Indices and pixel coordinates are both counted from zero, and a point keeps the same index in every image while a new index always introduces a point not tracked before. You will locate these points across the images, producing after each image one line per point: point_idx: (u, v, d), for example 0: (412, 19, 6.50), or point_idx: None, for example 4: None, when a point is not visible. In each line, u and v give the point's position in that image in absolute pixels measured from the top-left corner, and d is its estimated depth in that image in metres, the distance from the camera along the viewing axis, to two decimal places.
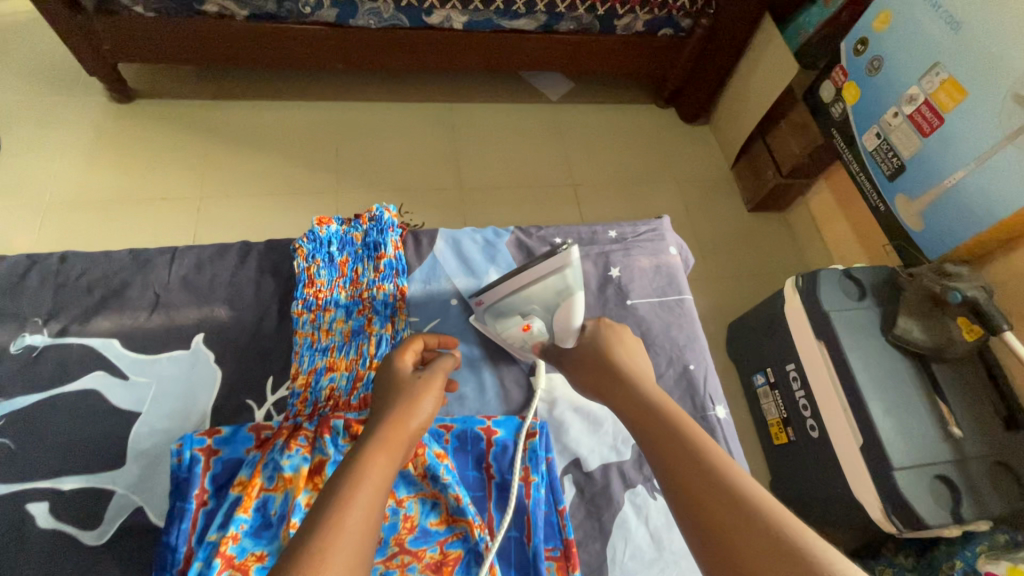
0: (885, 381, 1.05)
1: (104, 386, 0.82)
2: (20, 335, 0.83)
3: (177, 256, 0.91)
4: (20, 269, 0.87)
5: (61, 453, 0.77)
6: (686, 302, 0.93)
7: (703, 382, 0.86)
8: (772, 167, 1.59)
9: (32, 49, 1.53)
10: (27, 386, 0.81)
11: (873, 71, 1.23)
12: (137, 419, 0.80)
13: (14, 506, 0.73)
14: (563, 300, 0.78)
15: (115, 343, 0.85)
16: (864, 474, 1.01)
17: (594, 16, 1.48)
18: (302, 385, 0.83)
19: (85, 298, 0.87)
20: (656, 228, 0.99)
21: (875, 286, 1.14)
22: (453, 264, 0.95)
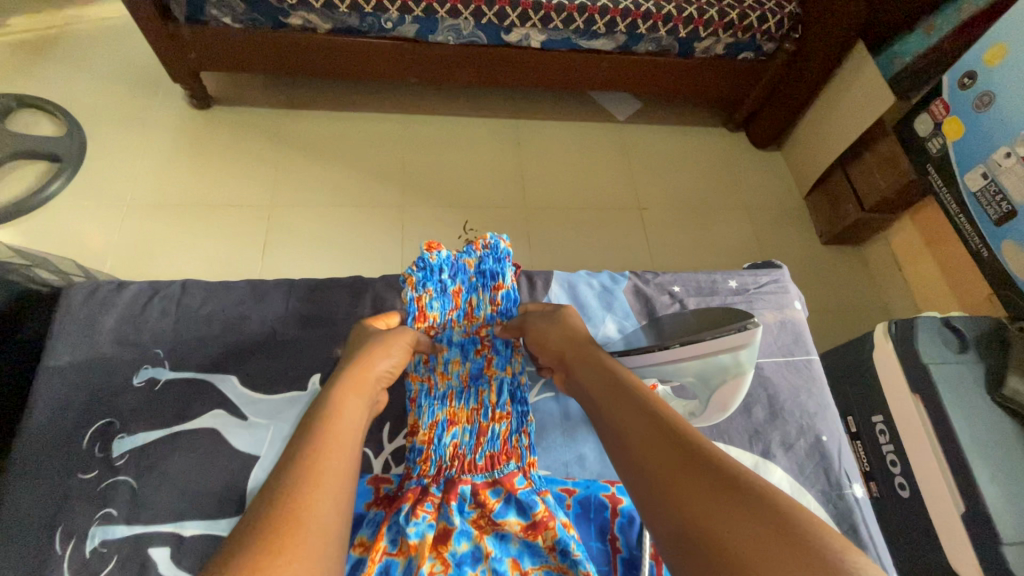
0: (992, 445, 0.97)
1: (223, 426, 0.80)
2: (142, 367, 0.83)
3: (293, 290, 0.92)
4: (144, 298, 0.88)
5: (182, 496, 0.75)
6: (813, 363, 0.88)
7: (838, 456, 0.80)
8: (853, 201, 1.51)
9: (120, 54, 1.58)
10: (150, 421, 0.79)
11: (981, 107, 1.15)
12: (254, 464, 0.78)
13: (137, 550, 0.71)
14: (728, 377, 0.71)
15: (233, 379, 0.84)
16: (966, 546, 0.93)
17: (675, 38, 1.45)
18: (422, 441, 0.80)
19: (206, 329, 0.87)
20: (777, 279, 0.97)
21: (979, 340, 1.06)
22: (570, 309, 0.92)
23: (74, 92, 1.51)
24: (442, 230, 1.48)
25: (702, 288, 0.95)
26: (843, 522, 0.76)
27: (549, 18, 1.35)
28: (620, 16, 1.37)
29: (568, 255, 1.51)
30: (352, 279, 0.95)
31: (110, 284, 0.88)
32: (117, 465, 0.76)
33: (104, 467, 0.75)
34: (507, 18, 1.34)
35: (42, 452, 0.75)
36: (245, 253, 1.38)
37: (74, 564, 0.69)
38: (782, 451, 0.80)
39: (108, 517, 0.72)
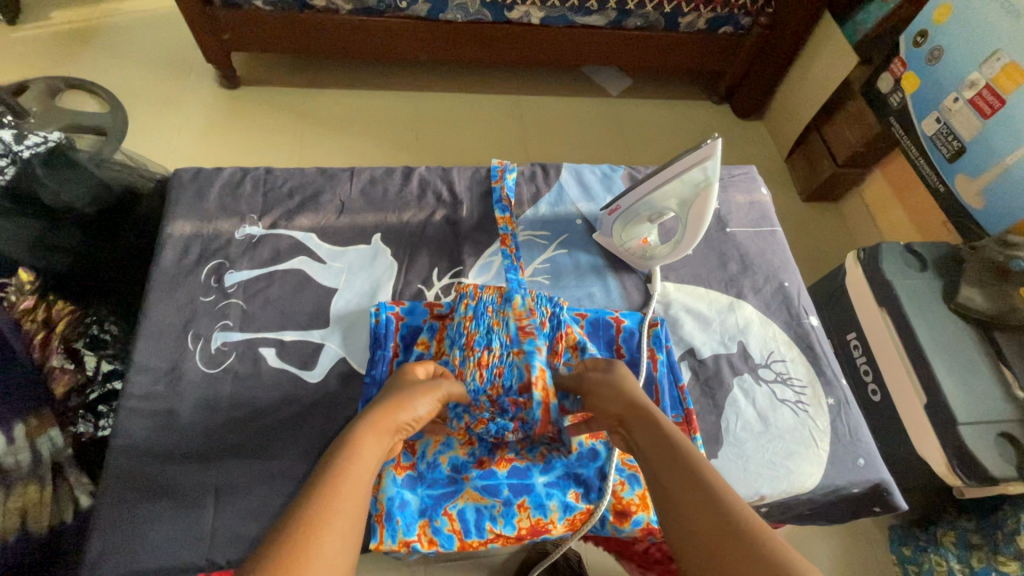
0: (947, 344, 1.10)
1: (308, 268, 0.93)
2: (242, 225, 0.95)
3: (356, 173, 1.03)
4: (237, 177, 1.00)
5: (281, 314, 0.89)
6: (778, 233, 1.01)
7: (797, 296, 0.94)
8: (828, 157, 1.65)
9: (156, 41, 1.73)
10: (251, 264, 0.92)
11: (933, 60, 1.30)
12: (335, 295, 0.91)
13: (250, 347, 0.86)
14: (701, 192, 0.81)
15: (313, 237, 0.96)
16: (929, 431, 1.06)
17: (661, 13, 1.60)
18: (468, 290, 0.83)
19: (288, 201, 0.99)
20: (749, 171, 1.08)
21: (937, 261, 1.19)
22: (576, 192, 1.04)
23: (116, 76, 1.65)
24: None
25: None
26: (801, 341, 0.90)
27: None
28: None
29: None
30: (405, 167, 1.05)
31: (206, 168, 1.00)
32: (229, 291, 0.90)
33: (219, 293, 0.89)
34: None
35: (169, 281, 0.89)
36: None
37: (203, 356, 0.84)
38: (751, 293, 0.94)
39: (226, 326, 0.87)
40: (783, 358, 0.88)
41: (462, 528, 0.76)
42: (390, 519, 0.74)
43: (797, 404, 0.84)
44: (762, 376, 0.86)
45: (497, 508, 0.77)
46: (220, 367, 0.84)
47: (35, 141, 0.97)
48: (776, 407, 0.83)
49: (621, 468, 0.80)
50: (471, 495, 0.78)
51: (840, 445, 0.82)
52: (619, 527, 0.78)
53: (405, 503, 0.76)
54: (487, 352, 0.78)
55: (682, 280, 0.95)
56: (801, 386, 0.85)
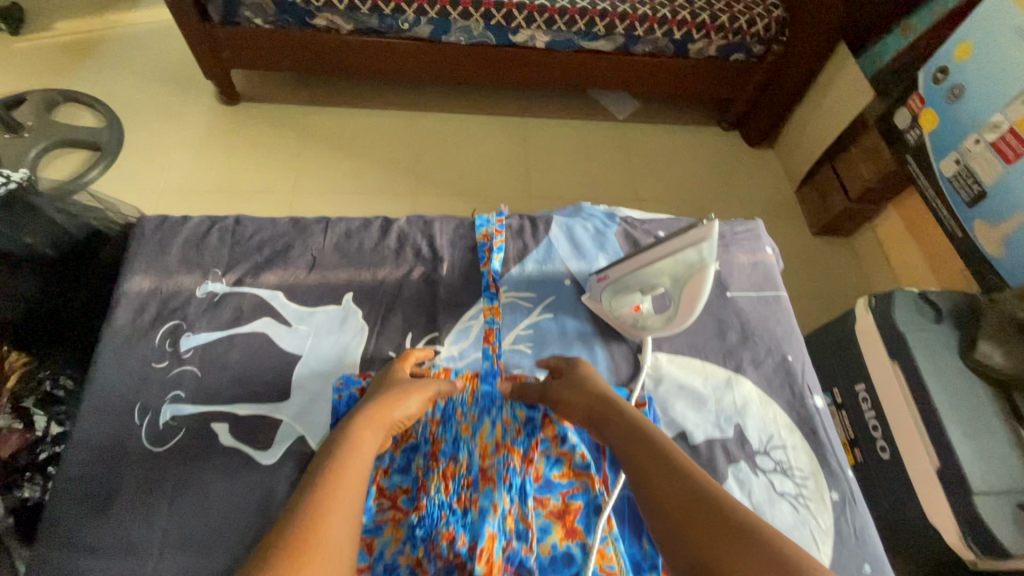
0: (963, 403, 1.04)
1: (271, 331, 0.88)
2: (204, 282, 0.91)
3: (330, 226, 0.99)
4: (203, 229, 0.96)
5: (237, 383, 0.83)
6: (782, 298, 0.96)
7: (801, 373, 0.89)
8: (841, 192, 1.60)
9: (155, 55, 1.71)
10: (210, 324, 0.87)
11: (953, 99, 1.24)
12: (299, 361, 0.86)
13: (201, 422, 0.80)
14: (695, 272, 0.79)
15: (280, 296, 0.91)
16: (941, 497, 0.99)
17: (670, 39, 1.56)
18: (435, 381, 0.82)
19: (256, 255, 0.95)
20: (752, 228, 1.03)
21: (953, 311, 1.13)
22: (567, 249, 1.00)
23: (112, 89, 1.63)
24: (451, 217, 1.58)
25: None
26: (804, 426, 0.84)
27: (552, 20, 1.47)
28: (619, 19, 1.48)
29: None
30: (385, 220, 1.01)
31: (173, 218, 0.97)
32: (185, 357, 0.84)
33: (173, 359, 0.84)
34: (513, 20, 1.46)
35: (123, 343, 0.84)
36: None
37: (149, 432, 0.78)
38: (751, 368, 0.89)
39: (178, 397, 0.81)
40: (783, 445, 0.82)
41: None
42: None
43: (797, 499, 0.78)
44: (760, 465, 0.80)
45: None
46: (166, 446, 0.77)
47: None
48: (774, 500, 0.77)
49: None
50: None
51: (844, 547, 0.76)
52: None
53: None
54: (453, 463, 0.77)
55: (676, 351, 0.89)
56: (801, 478, 0.79)
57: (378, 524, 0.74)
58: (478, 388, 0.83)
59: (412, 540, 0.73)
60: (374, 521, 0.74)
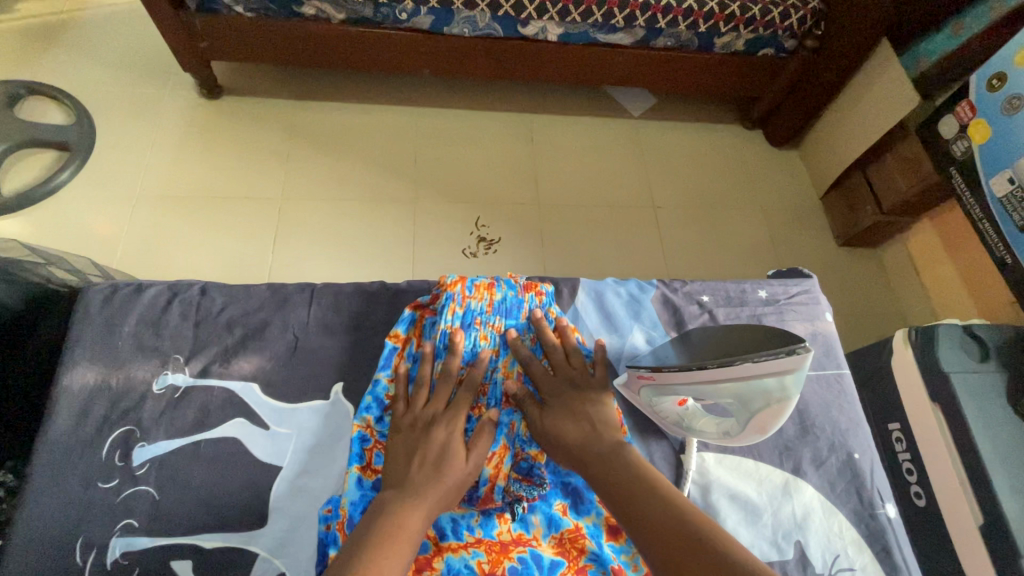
0: (1011, 457, 0.96)
1: (243, 435, 0.78)
2: (162, 373, 0.80)
3: (316, 296, 0.89)
4: (162, 301, 0.85)
5: (203, 506, 0.73)
6: (845, 378, 0.87)
7: (869, 475, 0.80)
8: (872, 203, 1.48)
9: (129, 42, 1.56)
10: (170, 430, 0.77)
11: (1010, 110, 1.12)
12: (278, 476, 0.76)
13: (160, 561, 0.69)
14: (771, 403, 0.65)
15: (255, 387, 0.81)
16: (983, 561, 0.92)
17: (694, 33, 1.42)
18: (455, 291, 0.82)
19: (226, 335, 0.84)
20: (808, 289, 0.94)
21: (1001, 349, 1.04)
22: (596, 320, 0.88)
23: (83, 81, 1.49)
24: (453, 225, 1.46)
25: (731, 300, 0.92)
26: (875, 543, 0.75)
27: (566, 11, 1.32)
28: (641, 10, 1.34)
29: (581, 255, 1.49)
30: (375, 285, 0.91)
31: (130, 285, 0.85)
32: (139, 475, 0.74)
33: (125, 477, 0.74)
34: (523, 10, 1.32)
35: (66, 452, 0.74)
36: (255, 246, 1.36)
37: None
38: (813, 469, 0.79)
39: (129, 528, 0.71)
40: (851, 566, 0.73)
41: (436, 533, 0.70)
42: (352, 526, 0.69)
43: None
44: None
45: (475, 517, 0.72)
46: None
47: None
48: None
49: None
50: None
51: None
52: (614, 546, 0.72)
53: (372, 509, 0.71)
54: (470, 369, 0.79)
55: (725, 450, 0.80)
56: None
57: None
58: (495, 297, 0.83)
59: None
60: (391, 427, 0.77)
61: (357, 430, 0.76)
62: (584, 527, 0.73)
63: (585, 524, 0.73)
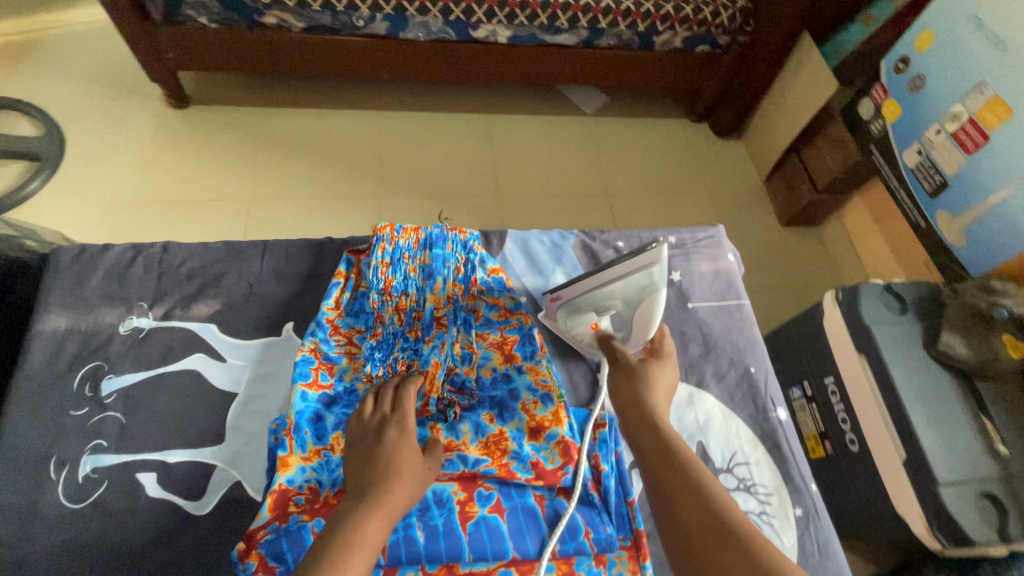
0: (928, 395, 1.05)
1: (204, 367, 0.83)
2: (127, 317, 0.85)
3: (268, 249, 0.94)
4: (127, 257, 0.90)
5: (166, 428, 0.78)
6: (744, 307, 0.96)
7: (764, 384, 0.89)
8: (808, 183, 1.59)
9: (97, 57, 1.62)
10: (135, 364, 0.82)
11: (915, 89, 1.23)
12: (234, 401, 0.82)
13: (127, 474, 0.74)
14: (645, 296, 0.77)
15: (213, 327, 0.87)
16: (908, 489, 1.00)
17: (635, 32, 1.53)
18: (384, 232, 0.87)
19: (185, 285, 0.89)
20: (714, 235, 1.03)
21: (916, 302, 1.14)
22: (522, 263, 0.96)
23: (52, 95, 1.53)
24: (416, 219, 1.53)
25: (644, 245, 1.00)
26: (767, 440, 0.84)
27: (513, 14, 1.42)
28: (582, 11, 1.45)
29: None
30: (322, 240, 0.97)
31: (95, 245, 0.90)
32: (107, 402, 0.79)
33: (94, 405, 0.78)
34: (473, 15, 1.41)
35: (36, 390, 0.78)
36: None
37: (68, 488, 0.72)
38: (714, 382, 0.88)
39: (99, 447, 0.76)
40: (747, 461, 0.82)
41: None
42: (298, 430, 0.74)
43: (761, 517, 0.78)
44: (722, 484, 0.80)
45: None
46: (86, 501, 0.72)
47: None
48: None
49: (535, 389, 0.81)
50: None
51: (807, 564, 0.76)
52: (535, 445, 0.77)
53: (319, 417, 0.76)
54: (404, 297, 0.85)
55: None
56: (765, 494, 0.80)
57: (337, 353, 0.82)
58: (422, 236, 0.89)
59: (371, 362, 0.81)
60: (335, 351, 0.82)
61: (302, 353, 0.80)
62: (508, 431, 0.78)
63: (508, 429, 0.78)
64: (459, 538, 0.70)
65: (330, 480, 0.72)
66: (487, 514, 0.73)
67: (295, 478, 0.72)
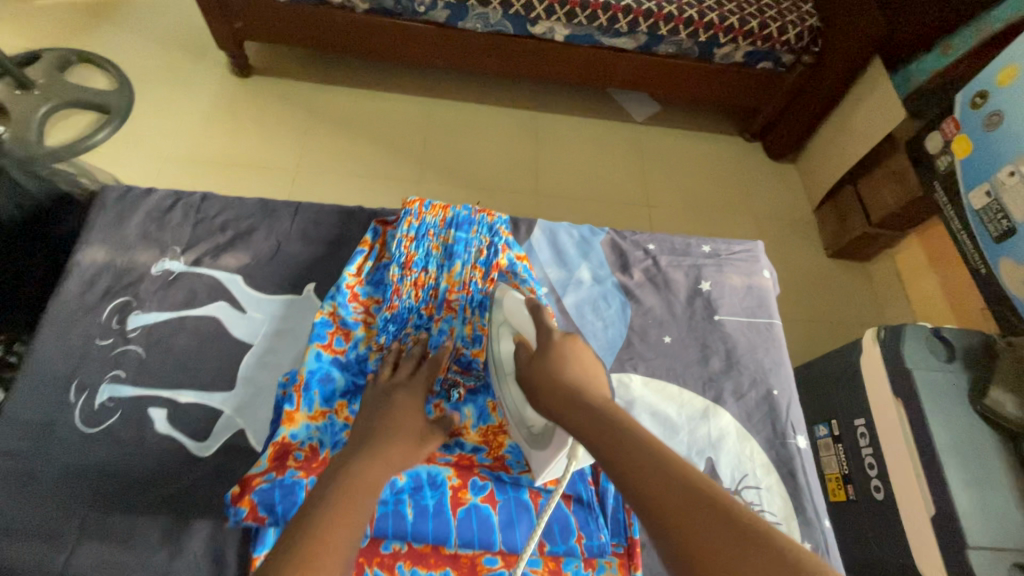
0: (967, 451, 0.98)
1: (225, 316, 0.86)
2: (160, 259, 0.88)
3: (301, 210, 0.97)
4: (167, 203, 0.93)
5: (179, 369, 0.81)
6: (774, 327, 0.92)
7: (785, 409, 0.85)
8: (861, 215, 1.52)
9: (172, 22, 1.70)
10: (161, 304, 0.85)
11: (990, 127, 1.15)
12: (249, 351, 0.84)
13: (139, 407, 0.77)
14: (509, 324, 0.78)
15: (238, 280, 0.89)
16: (933, 548, 0.94)
17: (695, 42, 1.49)
18: (413, 207, 0.88)
19: (219, 235, 0.92)
20: (750, 248, 0.99)
21: (967, 352, 1.07)
22: (548, 254, 0.94)
23: (126, 53, 1.62)
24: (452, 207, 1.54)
25: (676, 250, 0.97)
26: (782, 467, 0.80)
27: (574, 13, 1.41)
28: (643, 16, 1.43)
29: None
30: (353, 209, 0.99)
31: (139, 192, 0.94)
32: (130, 336, 0.82)
33: (117, 337, 0.82)
34: (533, 10, 1.41)
35: (67, 317, 0.82)
36: None
37: (83, 413, 0.75)
38: (732, 399, 0.85)
39: (117, 377, 0.79)
40: (757, 485, 0.79)
41: None
42: (309, 388, 0.76)
43: None
44: None
45: None
46: (100, 426, 0.75)
47: None
48: None
49: None
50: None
51: None
52: None
53: (330, 379, 0.78)
54: (423, 274, 0.85)
55: (651, 374, 0.86)
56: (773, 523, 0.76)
57: (353, 320, 0.83)
58: (449, 215, 0.89)
59: (383, 333, 0.82)
60: (352, 318, 0.83)
61: (321, 316, 0.81)
62: None
63: None
64: (448, 522, 0.70)
65: (332, 442, 0.75)
66: (478, 502, 0.72)
67: (300, 433, 0.73)
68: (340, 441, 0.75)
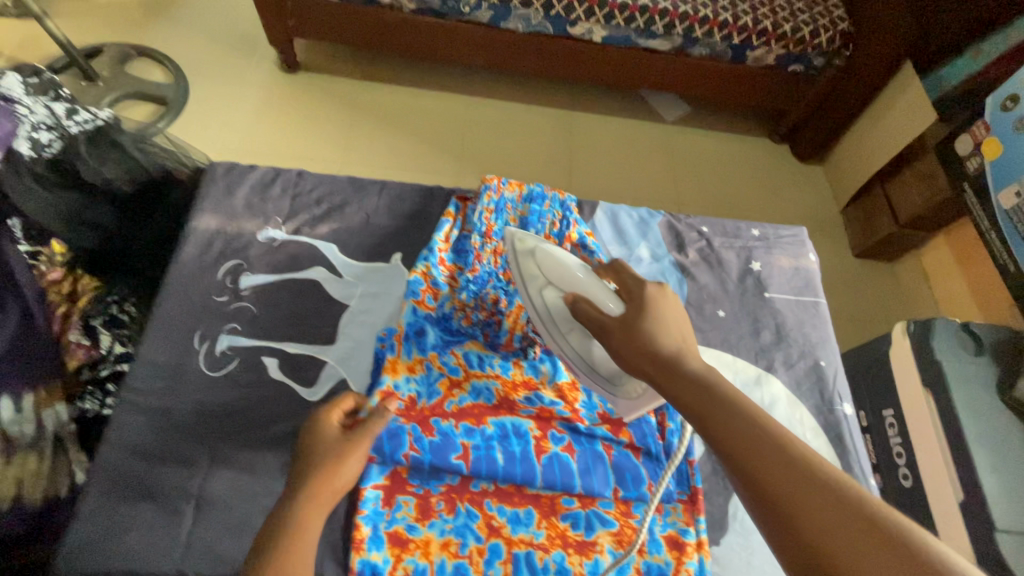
0: (996, 440, 1.01)
1: (324, 278, 0.92)
2: (265, 227, 0.95)
3: (385, 188, 1.02)
4: (269, 177, 1.00)
5: (288, 325, 0.88)
6: (821, 305, 0.97)
7: (832, 379, 0.90)
8: (890, 216, 1.55)
9: (224, 20, 1.78)
10: (269, 267, 0.92)
11: (1019, 128, 1.18)
12: (346, 310, 0.90)
13: (255, 356, 0.84)
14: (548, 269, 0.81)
15: (333, 247, 0.96)
16: (963, 530, 0.97)
17: (728, 44, 1.54)
18: (492, 183, 0.95)
19: (315, 207, 0.99)
20: (796, 233, 1.04)
21: (995, 346, 1.10)
22: (610, 233, 1.00)
23: (182, 48, 1.70)
24: None
25: (728, 232, 1.02)
26: (831, 430, 0.85)
27: (612, 14, 1.47)
28: (679, 19, 1.48)
29: None
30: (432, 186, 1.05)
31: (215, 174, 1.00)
32: (244, 294, 0.89)
33: (233, 294, 0.89)
34: (573, 12, 1.47)
35: (187, 276, 0.89)
36: None
37: (206, 358, 0.83)
38: (783, 368, 0.90)
39: (234, 330, 0.86)
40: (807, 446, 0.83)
41: (466, 362, 0.84)
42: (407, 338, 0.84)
43: None
44: None
45: (496, 360, 0.85)
46: (221, 372, 0.82)
47: (83, 117, 0.91)
48: None
49: None
50: (476, 344, 0.87)
51: None
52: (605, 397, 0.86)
53: (423, 332, 0.85)
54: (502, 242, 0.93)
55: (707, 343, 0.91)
56: None
57: (441, 281, 0.89)
58: (525, 191, 0.97)
59: (467, 292, 0.88)
60: (440, 279, 0.90)
61: (415, 274, 0.88)
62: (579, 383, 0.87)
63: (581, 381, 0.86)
64: (534, 466, 0.76)
65: (428, 392, 0.81)
66: (559, 451, 0.78)
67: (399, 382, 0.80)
68: (434, 391, 0.81)
